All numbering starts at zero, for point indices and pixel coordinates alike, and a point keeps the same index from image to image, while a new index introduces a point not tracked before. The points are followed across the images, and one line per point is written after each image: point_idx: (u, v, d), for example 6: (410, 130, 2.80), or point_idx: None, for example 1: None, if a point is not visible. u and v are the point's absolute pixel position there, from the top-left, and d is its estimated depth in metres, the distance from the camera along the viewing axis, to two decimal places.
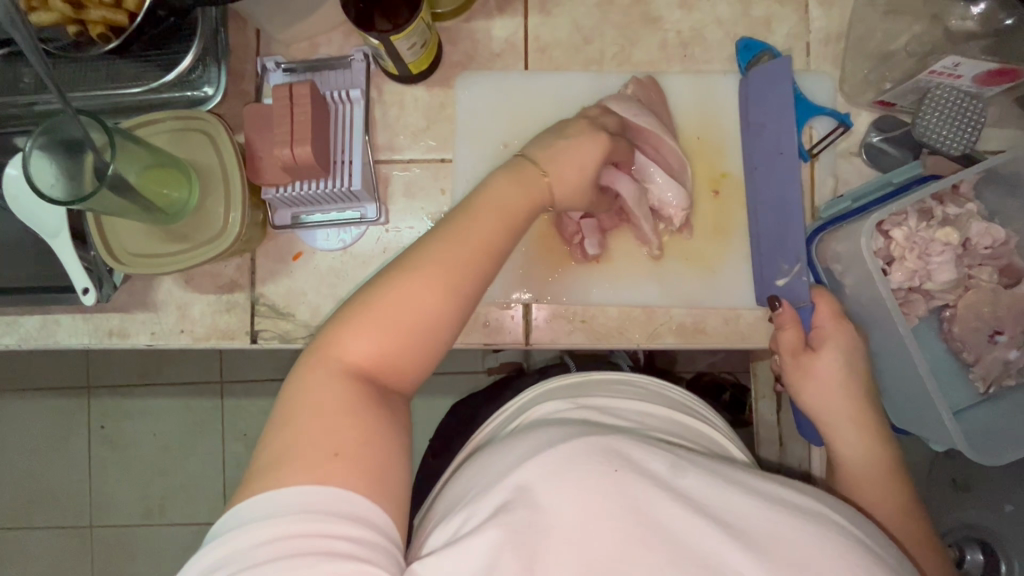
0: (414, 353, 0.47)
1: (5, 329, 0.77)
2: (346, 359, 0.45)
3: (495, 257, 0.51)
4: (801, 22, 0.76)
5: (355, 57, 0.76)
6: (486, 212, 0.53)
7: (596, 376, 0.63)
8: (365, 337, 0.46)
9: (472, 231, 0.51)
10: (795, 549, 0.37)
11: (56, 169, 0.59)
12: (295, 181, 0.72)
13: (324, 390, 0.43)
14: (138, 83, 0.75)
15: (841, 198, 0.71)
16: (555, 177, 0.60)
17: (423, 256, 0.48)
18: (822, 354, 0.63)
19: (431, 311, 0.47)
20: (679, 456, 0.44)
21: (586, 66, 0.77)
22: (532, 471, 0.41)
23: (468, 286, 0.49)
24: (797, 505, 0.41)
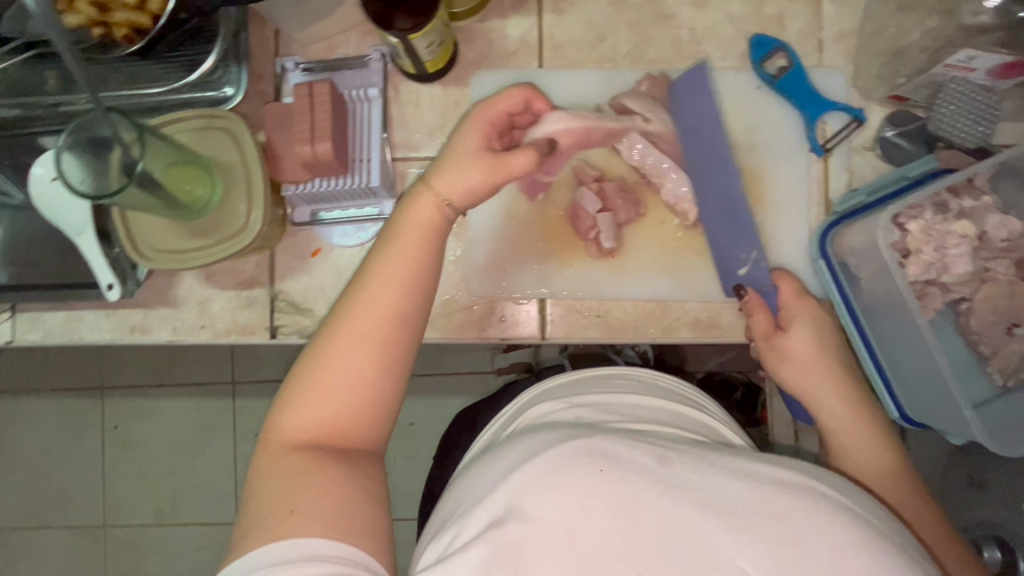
0: (359, 406, 0.48)
1: (29, 326, 0.78)
2: (288, 436, 0.47)
3: (416, 289, 0.52)
4: (814, 18, 0.76)
5: (372, 57, 0.77)
6: (394, 252, 0.52)
7: (593, 373, 0.68)
8: (300, 411, 0.47)
9: (383, 276, 0.51)
10: (785, 529, 0.38)
11: (83, 167, 0.61)
12: (314, 177, 0.73)
13: (276, 467, 0.45)
14: (161, 83, 0.77)
15: (856, 192, 0.72)
16: (442, 183, 0.57)
17: (341, 317, 0.49)
18: (793, 336, 0.66)
19: (362, 364, 0.48)
20: (666, 447, 0.44)
21: (599, 64, 0.78)
22: (514, 483, 0.42)
23: (391, 328, 0.50)
24: (788, 484, 0.41)
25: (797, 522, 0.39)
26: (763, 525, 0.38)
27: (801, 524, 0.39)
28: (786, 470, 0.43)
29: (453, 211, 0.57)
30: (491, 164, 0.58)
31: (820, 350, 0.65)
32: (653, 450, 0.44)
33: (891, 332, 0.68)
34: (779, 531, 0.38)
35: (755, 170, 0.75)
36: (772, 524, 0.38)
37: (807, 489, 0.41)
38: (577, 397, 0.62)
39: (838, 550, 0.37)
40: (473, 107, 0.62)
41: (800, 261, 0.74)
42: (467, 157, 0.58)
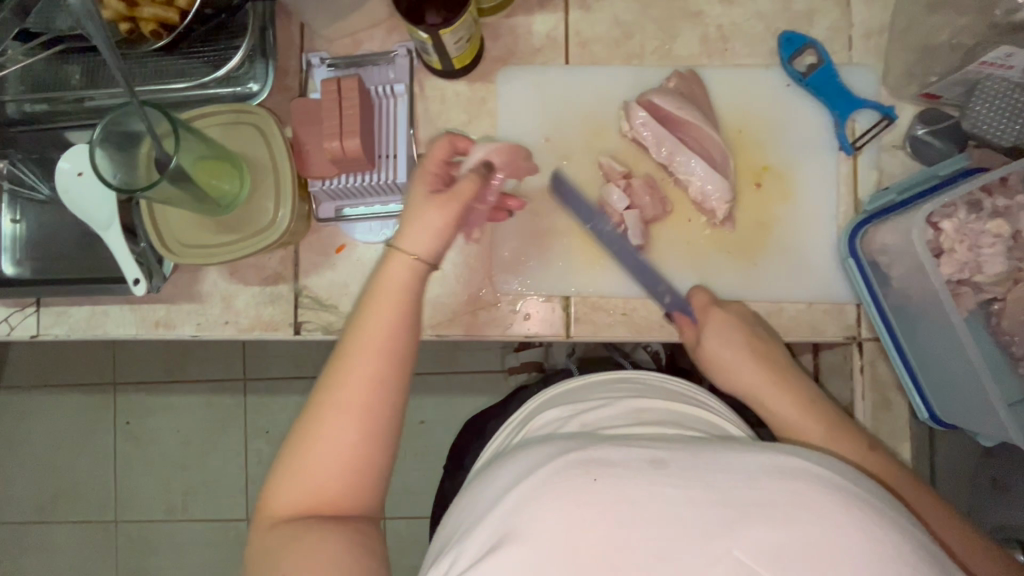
0: (346, 479, 0.50)
1: (54, 320, 0.78)
2: (278, 511, 0.49)
3: (395, 355, 0.52)
4: (844, 15, 0.75)
5: (398, 53, 0.77)
6: (370, 317, 0.53)
7: (592, 380, 0.69)
8: (287, 487, 0.49)
9: (361, 349, 0.52)
10: (779, 514, 0.40)
11: (109, 161, 0.61)
12: (340, 173, 0.74)
13: (270, 540, 0.48)
14: (185, 79, 0.77)
15: (886, 190, 0.71)
16: (407, 241, 0.57)
17: (322, 394, 0.51)
18: (712, 345, 0.68)
19: (348, 438, 0.50)
20: (660, 449, 0.46)
21: (626, 60, 0.77)
22: (510, 500, 0.44)
23: (375, 400, 0.51)
24: (778, 469, 0.43)
25: (789, 506, 0.41)
26: (753, 512, 0.41)
27: (794, 509, 0.41)
28: (775, 454, 0.45)
29: (428, 265, 0.57)
30: (442, 202, 0.59)
31: (736, 348, 0.66)
32: (647, 453, 0.46)
33: (921, 332, 0.68)
34: (773, 515, 0.40)
35: (783, 168, 0.74)
36: (762, 510, 0.41)
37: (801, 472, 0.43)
38: (581, 404, 0.63)
39: (832, 528, 0.40)
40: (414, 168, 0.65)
41: (830, 260, 0.73)
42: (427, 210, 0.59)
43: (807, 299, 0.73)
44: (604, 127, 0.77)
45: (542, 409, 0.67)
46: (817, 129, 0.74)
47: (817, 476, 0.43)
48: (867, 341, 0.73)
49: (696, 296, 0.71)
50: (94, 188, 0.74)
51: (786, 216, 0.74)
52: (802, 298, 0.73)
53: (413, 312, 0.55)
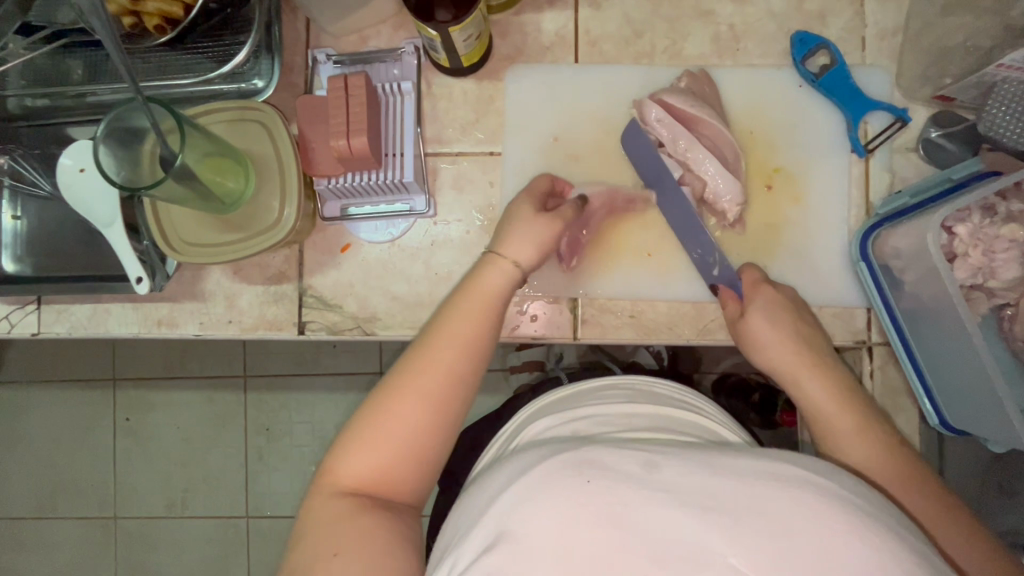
0: (408, 463, 0.55)
1: (55, 318, 0.77)
2: (340, 482, 0.54)
3: (473, 354, 0.59)
4: (857, 15, 0.75)
5: (405, 50, 0.76)
6: (455, 317, 0.60)
7: (583, 389, 0.67)
8: (354, 461, 0.54)
9: (445, 342, 0.59)
10: (771, 515, 0.42)
11: (108, 157, 0.59)
12: (347, 172, 0.72)
13: (327, 509, 0.53)
14: (189, 74, 0.76)
15: (900, 194, 0.70)
16: (511, 248, 0.65)
17: (402, 377, 0.57)
18: (755, 322, 0.66)
19: (419, 425, 0.55)
20: (654, 453, 0.48)
21: (636, 60, 0.76)
22: (507, 501, 0.46)
23: (448, 394, 0.57)
24: (771, 474, 0.45)
25: (779, 511, 0.42)
26: (743, 518, 0.42)
27: (785, 511, 0.42)
28: (764, 461, 0.46)
29: (521, 273, 0.65)
30: (550, 219, 0.67)
31: (782, 332, 0.65)
32: (641, 456, 0.47)
33: (930, 337, 0.67)
34: (762, 521, 0.42)
35: (795, 170, 0.74)
36: (754, 514, 0.42)
37: (792, 478, 0.44)
38: (576, 410, 0.62)
39: (822, 533, 0.41)
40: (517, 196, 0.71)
41: (840, 263, 0.72)
42: (530, 224, 0.66)
43: (815, 303, 0.72)
44: (613, 127, 0.76)
45: (534, 417, 0.66)
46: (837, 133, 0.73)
47: (806, 481, 0.44)
48: (877, 345, 0.73)
49: (747, 273, 0.69)
50: (96, 186, 0.73)
51: (798, 219, 0.73)
52: (811, 302, 0.72)
53: (488, 317, 0.62)
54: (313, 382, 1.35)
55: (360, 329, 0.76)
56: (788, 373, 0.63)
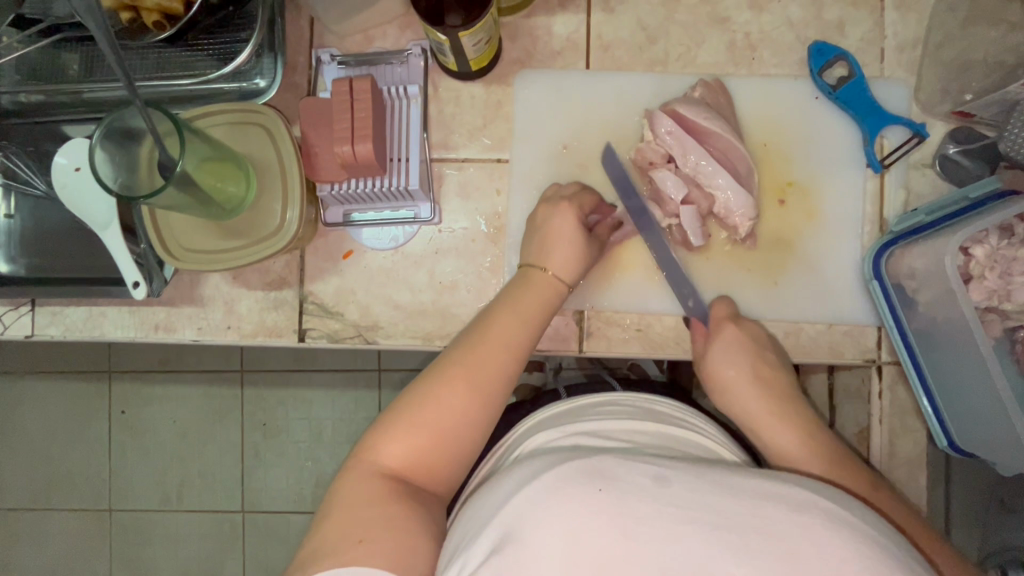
0: (446, 451, 0.56)
1: (49, 320, 0.75)
2: (380, 460, 0.55)
3: (520, 352, 0.61)
4: (876, 26, 0.73)
5: (412, 52, 0.74)
6: (506, 315, 0.63)
7: (585, 403, 0.65)
8: (396, 440, 0.55)
9: (494, 336, 0.61)
10: (782, 540, 0.41)
11: (102, 162, 0.56)
12: (350, 178, 0.71)
13: (362, 486, 0.53)
14: (189, 73, 0.74)
15: (915, 211, 0.69)
16: (552, 257, 0.67)
17: (451, 363, 0.59)
18: (718, 362, 0.68)
19: (463, 412, 0.57)
20: (663, 467, 0.47)
21: (649, 67, 0.74)
22: (516, 507, 0.44)
23: (493, 385, 0.59)
24: (784, 496, 0.44)
25: (792, 535, 0.41)
26: (755, 539, 0.41)
27: (796, 538, 0.41)
28: (776, 482, 0.46)
29: (566, 286, 0.67)
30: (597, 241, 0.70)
31: (745, 371, 0.67)
32: (651, 470, 0.46)
33: (941, 357, 0.66)
34: (776, 544, 0.41)
35: (809, 184, 0.72)
36: (764, 535, 0.41)
37: (806, 503, 0.43)
38: (576, 424, 0.60)
39: (835, 556, 0.40)
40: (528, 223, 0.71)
41: (852, 281, 0.71)
42: (574, 239, 0.67)
43: (824, 320, 0.71)
44: (624, 136, 0.74)
45: (533, 431, 0.63)
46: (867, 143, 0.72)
47: (820, 507, 0.43)
48: (887, 364, 0.72)
49: (716, 306, 0.70)
50: (90, 187, 0.71)
51: (811, 234, 0.72)
52: (819, 319, 0.71)
53: (533, 318, 0.64)
54: (311, 378, 1.34)
55: (361, 338, 0.74)
56: (752, 422, 0.65)
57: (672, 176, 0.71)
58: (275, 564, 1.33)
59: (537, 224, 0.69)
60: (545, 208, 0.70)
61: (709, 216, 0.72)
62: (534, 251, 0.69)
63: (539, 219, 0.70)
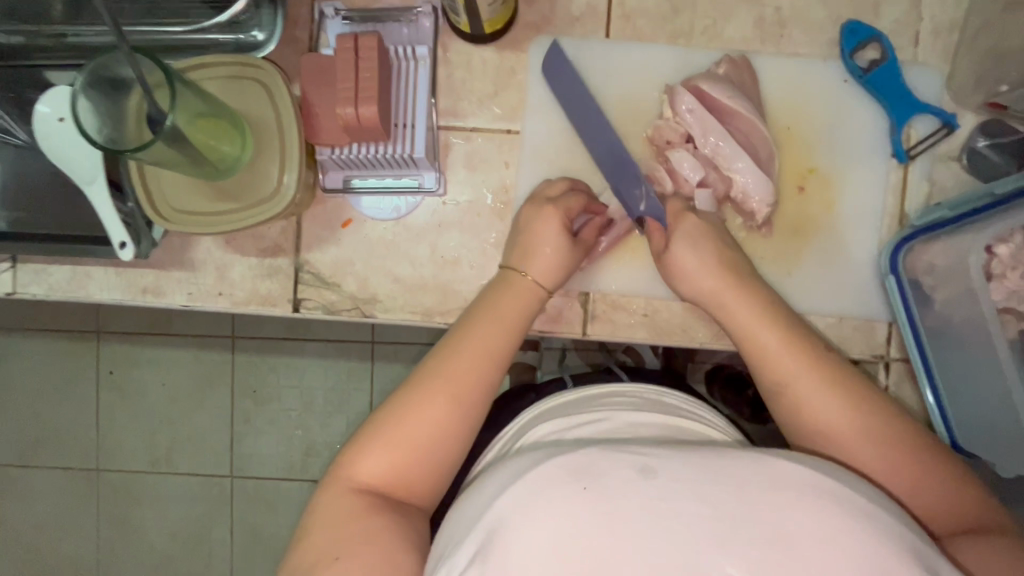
0: (428, 465, 0.55)
1: (31, 278, 0.72)
2: (358, 478, 0.54)
3: (500, 362, 0.60)
4: (914, 7, 0.69)
5: (422, 10, 0.70)
6: (486, 324, 0.61)
7: (592, 392, 0.63)
8: (374, 457, 0.54)
9: (473, 345, 0.59)
10: (777, 527, 0.40)
11: (87, 112, 0.52)
12: (352, 143, 0.67)
13: (339, 506, 0.52)
14: (182, 22, 0.70)
15: (938, 207, 0.66)
16: (534, 254, 0.65)
17: (429, 375, 0.57)
18: (680, 251, 0.64)
19: (442, 425, 0.56)
20: (649, 455, 0.45)
21: (672, 38, 0.71)
22: (501, 506, 0.43)
23: (472, 396, 0.57)
24: (777, 480, 0.43)
25: (779, 518, 0.40)
26: (744, 526, 0.40)
27: (791, 524, 0.40)
28: (763, 460, 0.44)
29: (545, 291, 0.65)
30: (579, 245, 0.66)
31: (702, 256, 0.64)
32: (638, 460, 0.44)
33: (952, 353, 0.65)
34: (765, 529, 0.40)
35: (831, 169, 0.69)
36: (755, 523, 0.40)
37: (795, 482, 0.42)
38: (577, 416, 0.58)
39: (822, 540, 0.40)
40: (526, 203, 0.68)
41: (867, 277, 0.69)
42: (556, 241, 0.65)
43: (836, 312, 0.69)
44: (643, 112, 0.70)
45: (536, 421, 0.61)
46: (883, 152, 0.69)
47: (808, 483, 0.42)
48: (894, 361, 0.70)
49: (670, 203, 0.67)
50: (71, 139, 0.66)
51: (828, 224, 0.69)
52: (831, 312, 0.69)
53: (514, 328, 0.62)
54: (303, 347, 1.31)
55: (358, 310, 0.72)
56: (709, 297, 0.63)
57: (689, 157, 0.68)
58: (263, 529, 1.33)
59: (519, 228, 0.66)
60: (529, 211, 0.66)
61: (724, 200, 0.69)
62: (513, 255, 0.66)
63: (522, 220, 0.66)
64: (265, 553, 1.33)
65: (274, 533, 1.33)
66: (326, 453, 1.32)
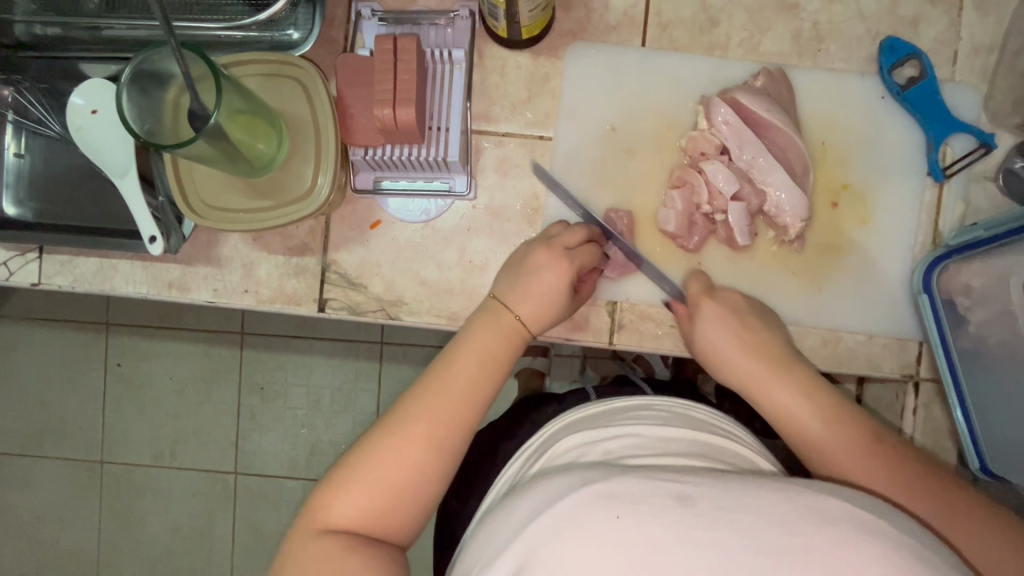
0: (405, 511, 0.54)
1: (57, 270, 0.72)
2: (332, 518, 0.52)
3: (494, 374, 0.60)
4: (953, 26, 0.69)
5: (459, 13, 0.70)
6: (482, 335, 0.61)
7: (619, 404, 0.62)
8: (351, 497, 0.53)
9: (454, 391, 0.58)
10: (829, 563, 0.38)
11: (129, 105, 0.52)
12: (386, 144, 0.67)
13: (314, 549, 0.51)
14: (217, 17, 0.71)
15: (974, 227, 0.64)
16: (522, 293, 0.63)
17: (407, 418, 0.56)
18: (704, 334, 0.65)
19: (430, 460, 0.55)
20: (687, 484, 0.44)
21: (708, 50, 0.70)
22: (535, 534, 0.42)
23: (455, 434, 0.56)
24: (823, 511, 0.42)
25: (822, 549, 0.39)
26: (788, 561, 0.39)
27: (833, 555, 0.39)
28: (800, 494, 0.43)
29: (535, 327, 0.64)
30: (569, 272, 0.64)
31: (732, 341, 0.63)
32: (674, 488, 0.44)
33: (984, 375, 0.64)
34: (808, 563, 0.38)
35: (864, 187, 0.69)
36: (799, 556, 0.39)
37: (841, 517, 0.41)
38: (607, 428, 0.57)
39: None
40: (518, 249, 0.67)
41: (899, 295, 0.69)
42: (559, 296, 0.64)
43: (867, 332, 0.69)
44: (676, 121, 0.70)
45: (564, 432, 0.60)
46: (903, 194, 0.69)
47: (857, 519, 0.41)
48: (924, 380, 0.70)
49: (691, 283, 0.67)
50: (106, 132, 0.66)
51: (858, 239, 0.69)
52: (862, 330, 0.69)
53: (508, 345, 0.62)
54: (312, 346, 1.31)
55: (384, 313, 0.71)
56: (758, 392, 0.61)
57: (723, 170, 0.67)
58: (267, 527, 1.32)
59: (523, 262, 0.65)
60: (542, 253, 0.64)
61: (757, 214, 0.68)
62: (507, 287, 0.64)
63: (529, 258, 0.65)
64: (266, 552, 1.32)
65: (276, 531, 1.32)
66: (332, 453, 1.31)
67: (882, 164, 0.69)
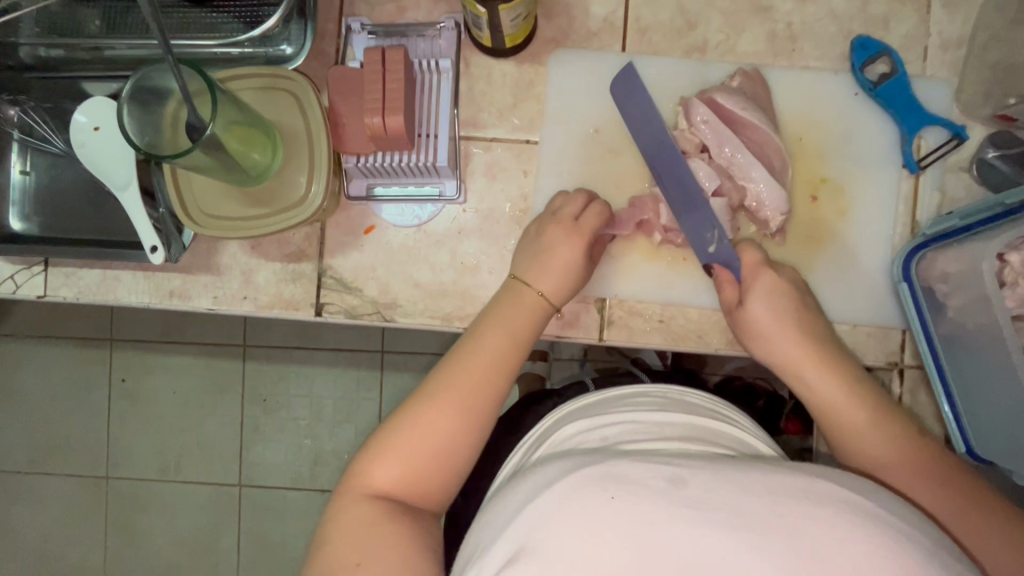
0: (440, 476, 0.56)
1: (62, 281, 0.74)
2: (373, 483, 0.54)
3: (520, 343, 0.62)
4: (921, 23, 0.71)
5: (445, 25, 0.73)
6: (506, 307, 0.64)
7: (614, 394, 0.64)
8: (390, 462, 0.55)
9: (483, 359, 0.60)
10: (815, 540, 0.40)
11: (130, 119, 0.54)
12: (378, 151, 0.70)
13: (355, 513, 0.52)
14: (214, 35, 0.74)
15: (949, 215, 0.67)
16: (541, 269, 0.66)
17: (439, 387, 0.58)
18: (755, 309, 0.65)
19: (463, 425, 0.57)
20: (679, 467, 0.46)
21: (687, 53, 0.73)
22: (530, 516, 0.44)
23: (486, 399, 0.58)
24: (807, 490, 0.43)
25: (806, 528, 0.40)
26: (776, 539, 0.40)
27: (817, 533, 0.40)
28: (784, 476, 0.44)
29: (558, 301, 0.66)
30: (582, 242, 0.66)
31: (783, 318, 0.64)
32: (665, 471, 0.45)
33: (967, 360, 0.66)
34: (795, 540, 0.40)
35: (842, 180, 0.71)
36: (785, 533, 0.40)
37: (822, 495, 0.43)
38: (606, 415, 0.59)
39: (858, 558, 0.39)
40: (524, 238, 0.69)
41: (881, 284, 0.70)
42: (579, 270, 0.66)
43: (850, 321, 0.70)
44: None
45: (561, 422, 0.62)
46: (882, 184, 0.71)
47: (836, 497, 0.43)
48: (910, 367, 0.71)
49: (746, 253, 0.67)
50: (108, 147, 0.69)
51: (844, 229, 0.71)
52: (843, 320, 0.70)
53: (532, 317, 0.64)
54: (313, 356, 1.33)
55: (379, 315, 0.73)
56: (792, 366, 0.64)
57: (705, 166, 0.69)
58: (272, 537, 1.33)
59: (538, 242, 0.67)
60: (556, 230, 0.67)
61: (739, 209, 0.70)
62: (525, 264, 0.66)
63: (547, 237, 0.67)
64: (270, 564, 1.33)
65: (280, 541, 1.33)
66: (335, 462, 1.32)
67: (859, 158, 0.71)
